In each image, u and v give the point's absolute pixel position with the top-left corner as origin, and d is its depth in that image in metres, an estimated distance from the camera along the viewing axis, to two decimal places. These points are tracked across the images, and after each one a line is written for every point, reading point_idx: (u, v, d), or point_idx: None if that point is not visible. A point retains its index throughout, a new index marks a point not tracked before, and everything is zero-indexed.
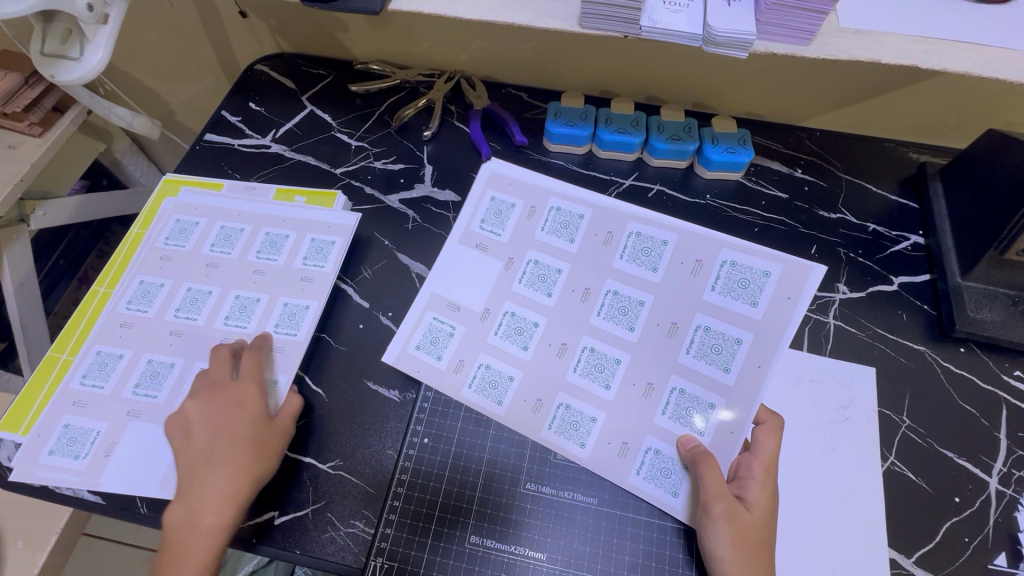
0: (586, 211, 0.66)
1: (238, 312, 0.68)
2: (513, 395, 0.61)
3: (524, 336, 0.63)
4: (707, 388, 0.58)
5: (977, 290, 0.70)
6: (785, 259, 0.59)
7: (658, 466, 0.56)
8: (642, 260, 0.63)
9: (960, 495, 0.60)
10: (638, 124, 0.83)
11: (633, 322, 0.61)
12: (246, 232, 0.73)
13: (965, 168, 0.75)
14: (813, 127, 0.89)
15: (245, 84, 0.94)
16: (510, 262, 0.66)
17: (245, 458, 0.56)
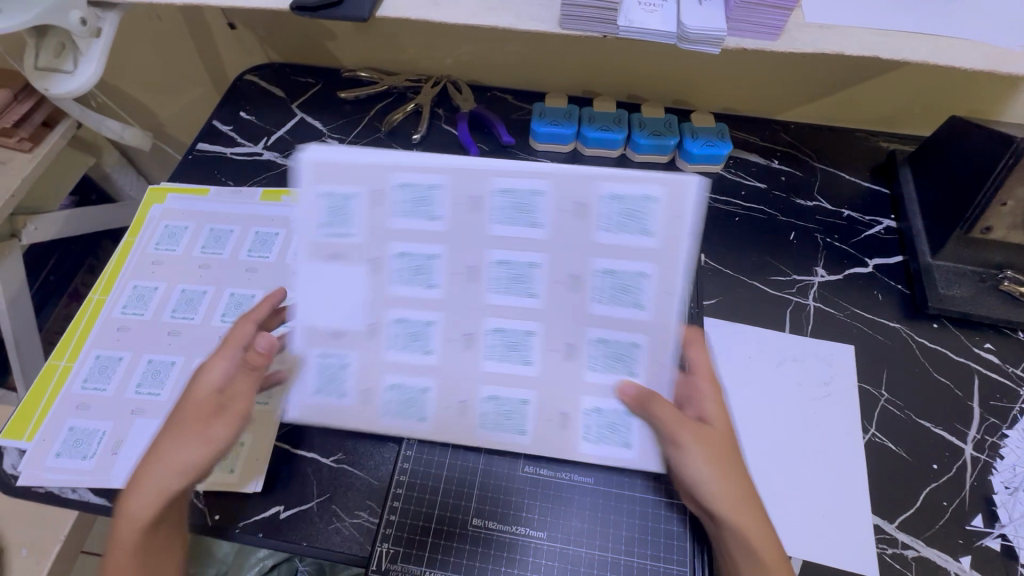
0: (439, 178, 0.50)
1: (234, 308, 0.70)
2: (434, 406, 0.56)
3: (422, 341, 0.55)
4: (623, 329, 0.52)
5: (947, 268, 0.73)
6: (672, 178, 0.49)
7: (603, 424, 0.56)
8: (519, 218, 0.51)
9: (938, 463, 0.63)
10: (620, 121, 0.86)
11: (531, 287, 0.53)
12: (236, 232, 0.76)
13: (931, 153, 0.79)
14: (788, 120, 0.93)
15: (236, 93, 0.96)
16: (377, 263, 0.53)
17: (184, 438, 0.51)
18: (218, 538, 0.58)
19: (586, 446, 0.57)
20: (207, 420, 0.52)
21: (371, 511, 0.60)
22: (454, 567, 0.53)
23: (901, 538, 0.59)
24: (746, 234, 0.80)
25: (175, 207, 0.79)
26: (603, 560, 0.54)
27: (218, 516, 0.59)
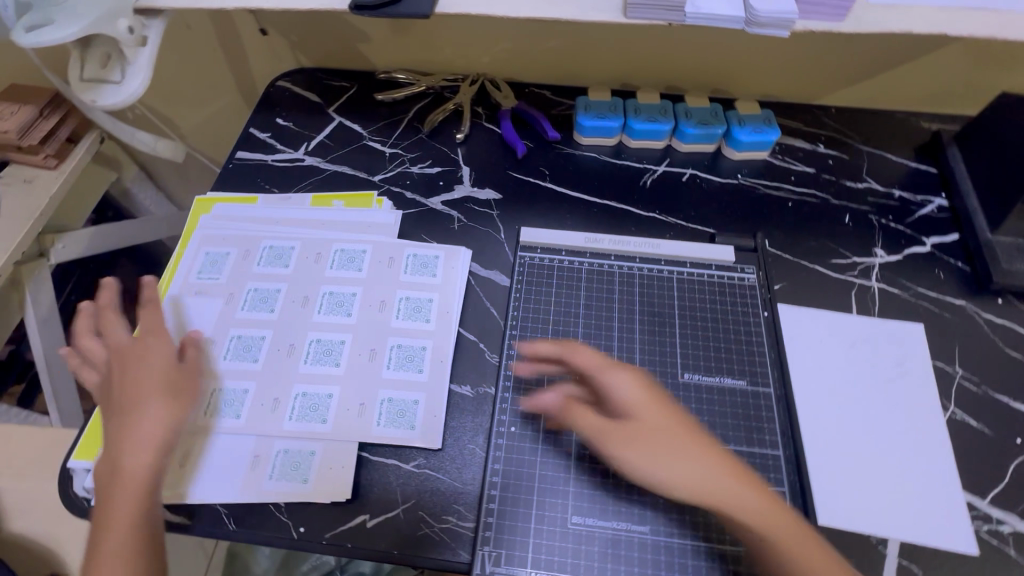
0: (296, 243, 0.73)
1: (331, 306, 0.68)
2: (250, 404, 0.62)
3: (253, 350, 0.65)
4: (414, 337, 0.67)
5: (1007, 244, 0.74)
6: (450, 248, 0.74)
7: (394, 410, 0.62)
8: (349, 265, 0.72)
9: (1021, 436, 0.63)
10: (665, 111, 0.86)
11: (349, 309, 0.68)
12: (297, 249, 0.73)
13: (981, 130, 0.79)
14: (827, 104, 0.93)
15: (270, 101, 0.95)
16: (230, 296, 0.69)
17: (151, 404, 0.54)
18: (307, 550, 0.57)
19: (379, 431, 0.61)
20: (166, 390, 0.56)
21: (459, 515, 0.58)
22: (558, 567, 0.52)
23: (995, 513, 0.59)
24: (801, 219, 0.80)
25: (222, 215, 0.77)
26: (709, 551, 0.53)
27: (303, 528, 0.58)
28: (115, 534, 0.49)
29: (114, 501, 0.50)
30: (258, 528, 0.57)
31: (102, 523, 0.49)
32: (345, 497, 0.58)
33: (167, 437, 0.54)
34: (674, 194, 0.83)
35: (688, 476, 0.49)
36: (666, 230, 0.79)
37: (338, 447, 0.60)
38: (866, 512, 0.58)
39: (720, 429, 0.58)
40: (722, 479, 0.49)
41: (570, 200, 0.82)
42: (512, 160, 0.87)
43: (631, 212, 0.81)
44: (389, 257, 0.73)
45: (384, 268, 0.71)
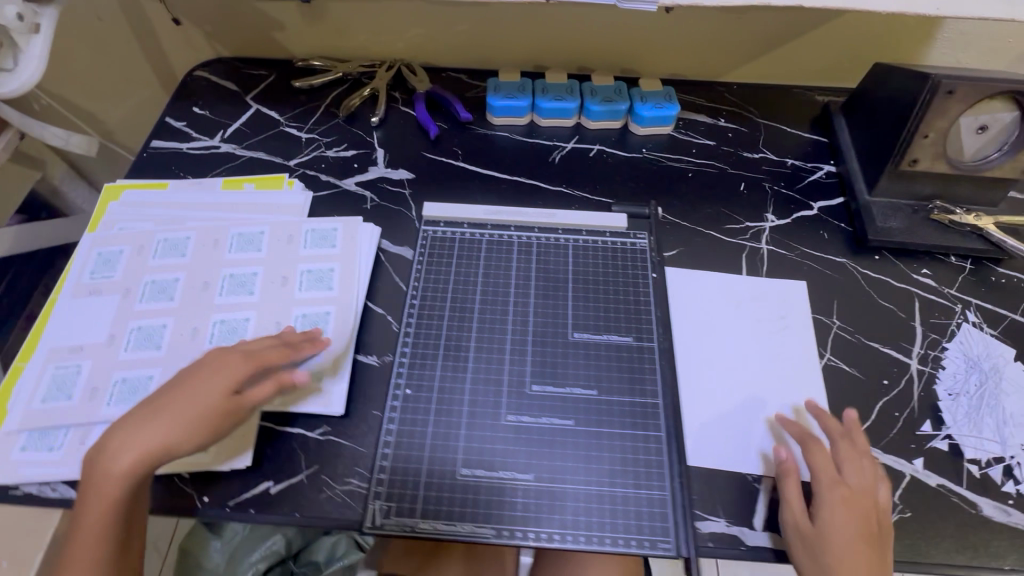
0: (192, 232, 0.74)
1: (234, 286, 0.70)
2: (153, 389, 0.62)
3: (155, 338, 0.66)
4: (317, 304, 0.68)
5: (883, 204, 0.79)
6: (349, 219, 0.76)
7: (303, 373, 0.64)
8: (248, 247, 0.73)
9: (888, 377, 0.68)
10: (572, 90, 0.89)
11: (251, 287, 0.70)
12: (193, 238, 0.73)
13: (859, 99, 0.84)
14: (731, 81, 0.98)
15: (187, 90, 0.95)
16: (127, 291, 0.69)
17: (160, 425, 0.53)
18: (210, 518, 0.58)
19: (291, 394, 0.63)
20: (199, 422, 0.55)
21: (360, 476, 0.60)
22: (448, 515, 0.55)
23: None
24: (699, 188, 0.84)
25: (131, 202, 0.77)
26: (589, 493, 0.56)
27: (207, 498, 0.59)
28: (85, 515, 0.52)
29: (86, 500, 0.52)
30: (162, 500, 0.59)
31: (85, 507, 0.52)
32: (247, 464, 0.60)
33: (160, 459, 0.53)
34: (580, 169, 0.86)
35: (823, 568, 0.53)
36: (571, 203, 0.82)
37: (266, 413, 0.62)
38: (742, 454, 0.62)
39: (606, 382, 0.62)
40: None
41: (481, 178, 0.85)
42: (426, 142, 0.89)
43: (539, 187, 0.84)
44: (287, 235, 0.74)
45: (283, 246, 0.73)
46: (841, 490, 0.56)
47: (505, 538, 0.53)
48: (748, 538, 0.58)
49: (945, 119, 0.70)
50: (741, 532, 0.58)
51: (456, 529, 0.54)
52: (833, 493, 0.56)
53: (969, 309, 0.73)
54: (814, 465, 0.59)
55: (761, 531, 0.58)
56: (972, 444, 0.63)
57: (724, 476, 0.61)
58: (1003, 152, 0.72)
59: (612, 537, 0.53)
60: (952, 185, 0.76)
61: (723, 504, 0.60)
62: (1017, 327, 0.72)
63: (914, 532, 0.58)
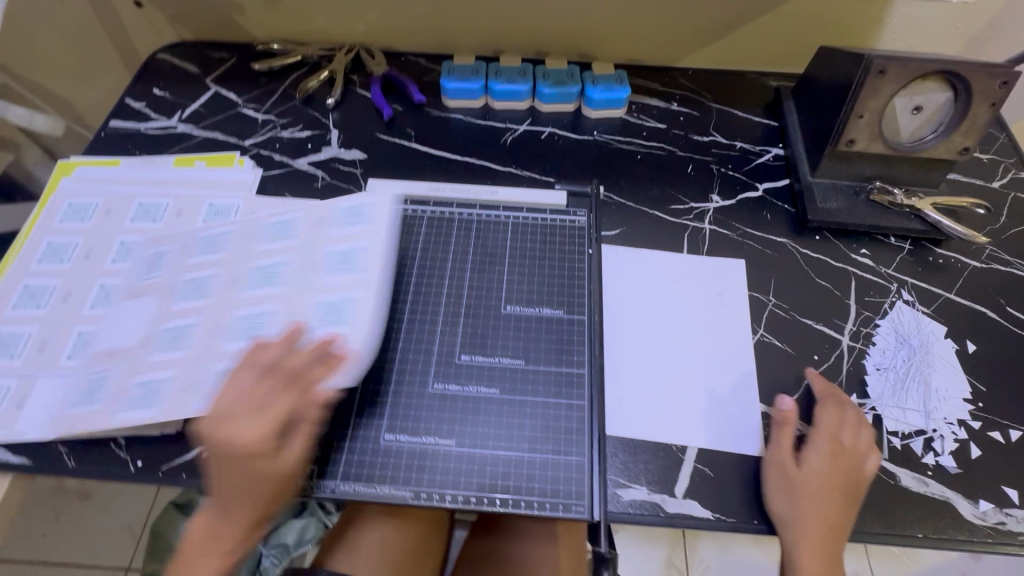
0: (169, 199, 0.76)
1: (196, 246, 0.69)
2: (102, 344, 0.63)
3: (112, 296, 0.67)
4: (276, 252, 0.66)
5: (825, 185, 0.80)
6: (306, 202, 0.76)
7: (248, 322, 0.61)
8: (218, 218, 0.75)
9: (819, 353, 0.69)
10: (525, 74, 0.90)
11: (213, 248, 0.68)
12: (171, 204, 0.76)
13: (806, 82, 0.85)
14: (686, 66, 0.99)
15: (148, 72, 0.96)
16: (94, 249, 0.72)
17: (235, 512, 0.51)
18: (142, 482, 0.60)
19: (236, 345, 0.60)
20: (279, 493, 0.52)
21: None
22: (369, 477, 0.56)
23: None
24: (648, 170, 0.85)
25: (83, 177, 0.78)
26: (509, 459, 0.57)
27: (140, 463, 0.60)
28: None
29: None
30: (95, 464, 0.60)
31: None
32: (179, 429, 0.61)
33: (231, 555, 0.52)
34: (530, 151, 0.87)
35: (797, 502, 0.57)
36: (520, 183, 0.83)
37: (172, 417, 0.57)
38: (666, 424, 0.63)
39: (533, 352, 0.63)
40: (824, 536, 0.57)
41: (432, 158, 0.86)
42: (381, 123, 0.90)
43: (489, 167, 0.85)
44: (249, 228, 0.69)
45: (244, 241, 0.68)
46: (831, 445, 0.60)
47: (421, 500, 0.55)
48: (669, 506, 0.59)
49: (878, 100, 0.71)
50: (662, 500, 0.59)
51: (375, 490, 0.56)
52: (818, 451, 0.60)
53: (904, 288, 0.74)
54: (820, 419, 0.62)
55: (682, 499, 0.59)
56: (894, 416, 0.64)
57: (648, 446, 0.62)
58: (937, 133, 0.73)
59: (528, 500, 0.55)
60: (891, 167, 0.77)
61: (644, 471, 0.61)
62: (950, 305, 0.73)
63: None
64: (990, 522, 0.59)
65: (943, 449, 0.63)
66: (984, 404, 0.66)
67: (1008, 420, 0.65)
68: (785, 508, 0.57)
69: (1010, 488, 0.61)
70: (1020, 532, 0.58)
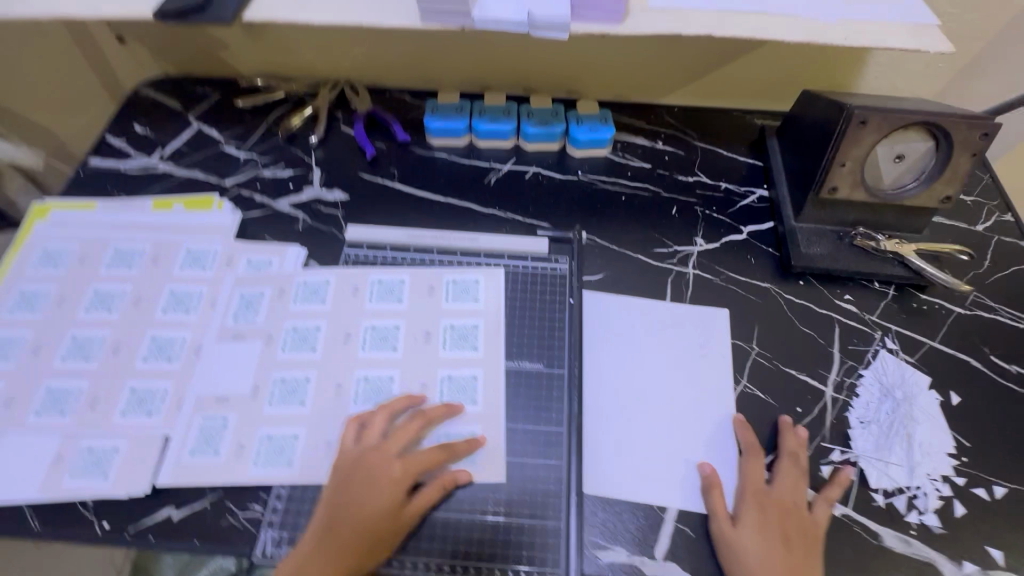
0: (146, 245, 0.75)
1: (175, 304, 0.70)
2: (81, 402, 0.63)
3: (87, 349, 0.66)
4: (308, 317, 0.70)
5: (808, 229, 0.80)
6: (283, 249, 0.76)
7: (285, 388, 0.65)
8: (195, 265, 0.74)
9: (802, 405, 0.68)
10: (509, 113, 0.90)
11: (189, 306, 0.70)
12: (146, 251, 0.75)
13: (789, 124, 0.85)
14: (671, 103, 0.99)
15: (130, 108, 0.96)
16: (66, 297, 0.70)
17: (320, 559, 0.54)
18: (108, 545, 0.58)
19: (272, 409, 0.64)
20: (366, 547, 0.55)
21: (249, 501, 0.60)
22: None
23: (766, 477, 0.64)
24: (632, 211, 0.85)
25: (59, 220, 0.77)
26: (484, 523, 0.58)
27: (107, 524, 0.58)
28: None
29: None
30: (60, 527, 0.58)
31: None
32: (146, 489, 0.59)
33: None
34: (514, 192, 0.87)
35: (749, 564, 0.56)
36: (503, 225, 0.83)
37: (223, 483, 0.60)
38: (645, 482, 0.62)
39: (518, 411, 0.65)
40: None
41: (415, 199, 0.85)
42: (363, 162, 0.89)
43: (472, 208, 0.84)
44: (280, 289, 0.72)
45: (277, 303, 0.71)
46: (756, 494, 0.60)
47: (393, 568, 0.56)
48: (647, 569, 0.58)
49: (859, 148, 0.71)
50: (641, 563, 0.58)
51: None
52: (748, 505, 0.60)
53: (888, 336, 0.74)
54: (743, 472, 0.63)
55: (662, 561, 0.58)
56: (876, 471, 0.64)
57: (627, 506, 0.61)
58: (919, 181, 0.73)
59: (501, 568, 0.56)
60: (874, 212, 0.77)
61: (625, 533, 0.59)
62: (935, 354, 0.72)
63: None
64: None
65: (926, 507, 0.62)
66: (968, 459, 0.65)
67: (992, 475, 0.64)
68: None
69: (994, 548, 0.60)
70: None
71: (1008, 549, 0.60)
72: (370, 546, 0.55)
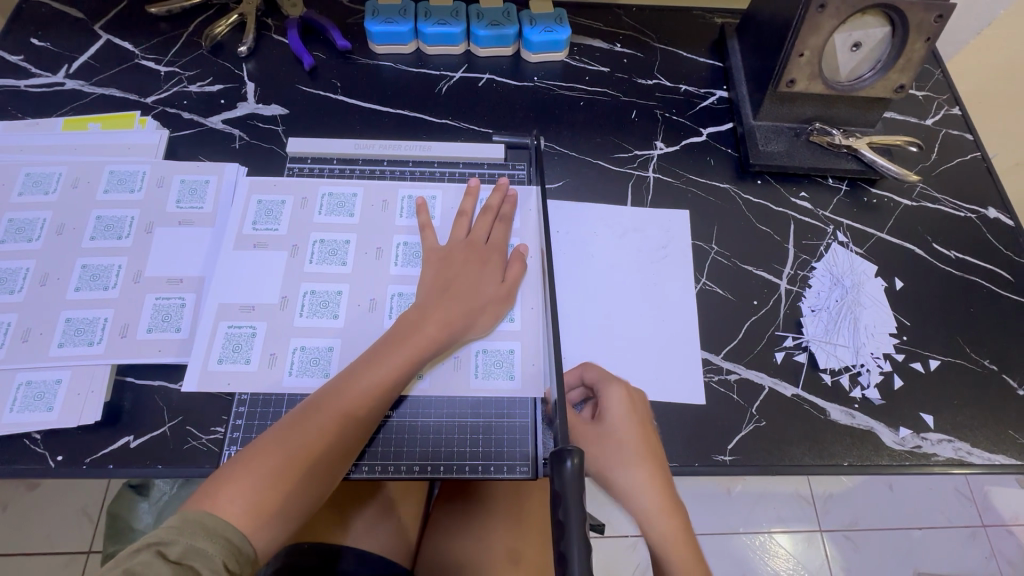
0: (63, 168, 0.68)
1: (105, 229, 0.65)
2: (11, 336, 0.59)
3: (9, 282, 0.61)
4: (336, 232, 0.67)
5: (767, 127, 0.79)
6: (219, 167, 0.71)
7: (317, 301, 0.63)
8: (122, 187, 0.68)
9: (758, 298, 0.70)
10: (457, 14, 0.83)
11: (121, 231, 0.65)
12: (62, 174, 0.68)
13: (750, 19, 0.82)
14: (631, 3, 0.93)
15: (23, 19, 0.83)
16: None
17: (412, 346, 0.56)
18: (67, 476, 0.56)
19: (302, 322, 0.62)
20: (456, 324, 0.58)
21: (250, 398, 0.59)
22: None
23: (725, 365, 0.66)
24: (590, 117, 0.82)
25: None
26: (448, 424, 0.60)
27: (61, 456, 0.56)
28: (257, 468, 0.48)
29: (281, 449, 0.49)
30: (11, 462, 0.55)
31: (266, 454, 0.49)
32: (98, 419, 0.57)
33: (389, 392, 0.55)
34: (466, 101, 0.82)
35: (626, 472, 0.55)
36: (457, 136, 0.79)
37: (257, 392, 0.59)
38: None
39: None
40: None
41: (361, 112, 0.80)
42: (302, 74, 0.82)
43: (423, 120, 0.80)
44: (302, 199, 0.69)
45: (300, 212, 0.68)
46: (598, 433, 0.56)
47: (365, 473, 0.57)
48: None
49: (818, 37, 0.69)
50: None
51: None
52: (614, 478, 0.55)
53: (840, 229, 0.76)
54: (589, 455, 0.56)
55: None
56: (825, 352, 0.67)
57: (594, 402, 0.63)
58: (875, 71, 0.73)
59: (470, 465, 0.58)
60: (830, 106, 0.77)
61: None
62: (882, 245, 0.75)
63: (764, 438, 0.63)
64: (908, 446, 0.63)
65: (869, 382, 0.66)
66: (907, 338, 0.69)
67: (928, 350, 0.68)
68: (629, 489, 0.54)
69: (926, 414, 0.65)
70: (934, 453, 0.63)
71: (938, 413, 0.65)
72: (458, 322, 0.58)
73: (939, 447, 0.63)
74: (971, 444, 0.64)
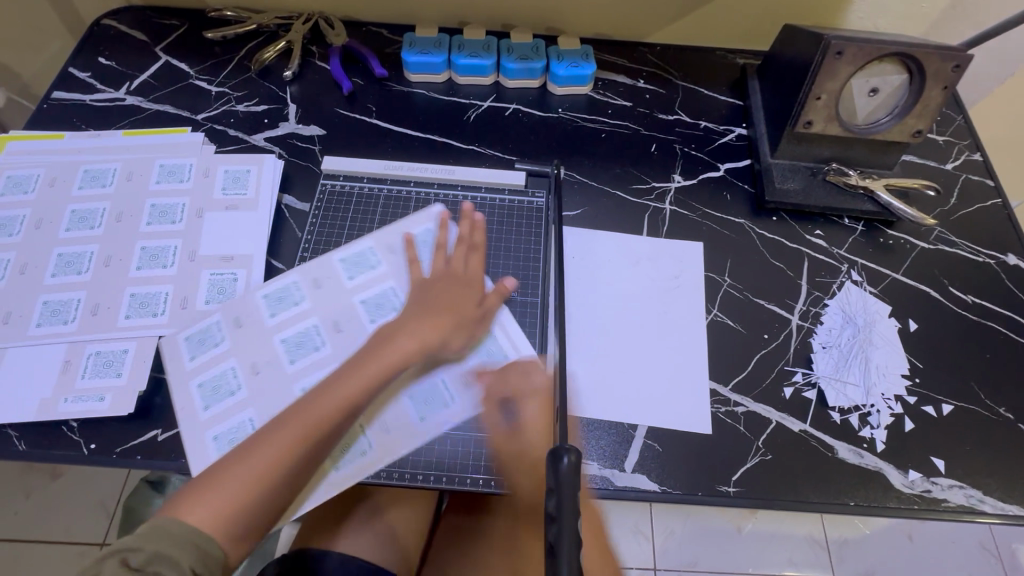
0: (118, 164, 0.75)
1: (160, 215, 0.71)
2: (83, 309, 0.65)
3: (79, 263, 0.67)
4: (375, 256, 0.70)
5: (784, 165, 0.81)
6: (258, 158, 0.77)
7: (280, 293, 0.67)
8: (172, 179, 0.74)
9: (769, 332, 0.71)
10: (489, 47, 0.88)
11: (175, 216, 0.71)
12: (117, 169, 0.74)
13: (771, 61, 0.85)
14: (657, 41, 0.96)
15: (93, 39, 0.91)
16: (49, 221, 0.70)
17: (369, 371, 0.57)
18: (97, 464, 0.59)
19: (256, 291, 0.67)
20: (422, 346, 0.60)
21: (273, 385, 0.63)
22: None
23: (733, 397, 0.67)
24: (611, 149, 0.85)
25: (25, 151, 0.75)
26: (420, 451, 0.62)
27: (94, 445, 0.59)
28: (226, 481, 0.49)
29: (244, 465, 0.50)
30: (47, 447, 0.59)
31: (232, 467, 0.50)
32: (131, 411, 0.60)
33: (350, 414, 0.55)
34: (493, 128, 0.86)
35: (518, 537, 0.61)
36: (482, 161, 0.83)
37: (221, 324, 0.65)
38: (617, 406, 0.65)
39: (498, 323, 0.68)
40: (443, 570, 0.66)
41: (393, 136, 0.84)
42: (340, 98, 0.87)
43: (451, 145, 0.84)
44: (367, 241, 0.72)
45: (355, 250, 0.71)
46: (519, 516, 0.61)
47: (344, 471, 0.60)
48: (617, 480, 0.61)
49: (835, 81, 0.71)
50: (610, 475, 0.62)
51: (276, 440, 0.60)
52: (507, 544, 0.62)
53: (854, 268, 0.76)
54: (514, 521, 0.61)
55: (631, 473, 0.62)
56: (835, 390, 0.67)
57: (599, 426, 0.64)
58: (892, 116, 0.74)
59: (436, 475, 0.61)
60: (847, 148, 0.78)
61: (597, 449, 0.63)
62: (898, 286, 0.75)
63: (769, 472, 0.63)
64: (917, 489, 0.62)
65: (878, 422, 0.66)
66: (920, 380, 0.69)
67: (942, 395, 0.68)
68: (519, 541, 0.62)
69: (937, 458, 0.64)
70: (945, 498, 0.62)
71: (949, 458, 0.64)
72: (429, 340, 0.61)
73: (949, 493, 0.62)
74: (983, 492, 0.63)
